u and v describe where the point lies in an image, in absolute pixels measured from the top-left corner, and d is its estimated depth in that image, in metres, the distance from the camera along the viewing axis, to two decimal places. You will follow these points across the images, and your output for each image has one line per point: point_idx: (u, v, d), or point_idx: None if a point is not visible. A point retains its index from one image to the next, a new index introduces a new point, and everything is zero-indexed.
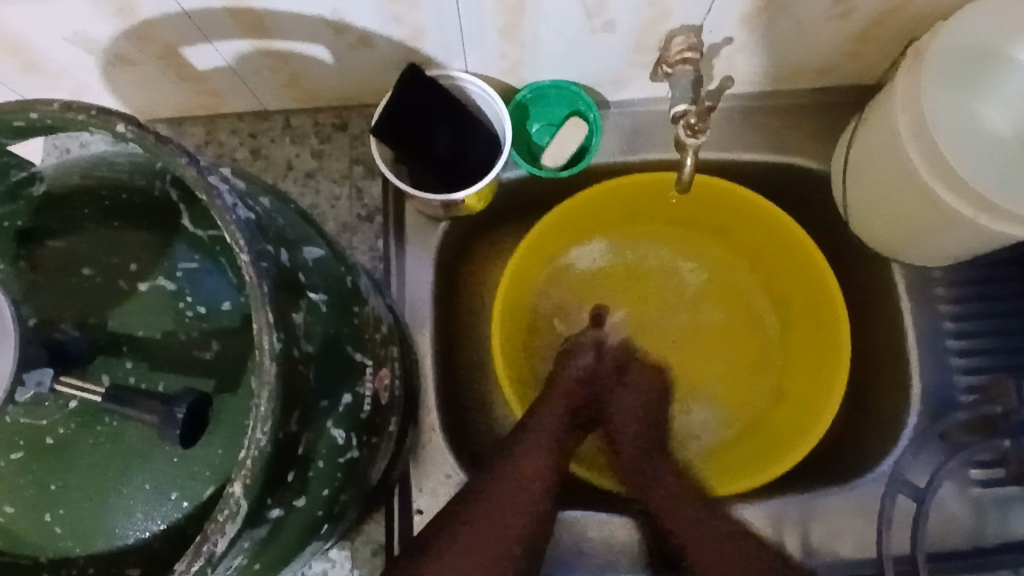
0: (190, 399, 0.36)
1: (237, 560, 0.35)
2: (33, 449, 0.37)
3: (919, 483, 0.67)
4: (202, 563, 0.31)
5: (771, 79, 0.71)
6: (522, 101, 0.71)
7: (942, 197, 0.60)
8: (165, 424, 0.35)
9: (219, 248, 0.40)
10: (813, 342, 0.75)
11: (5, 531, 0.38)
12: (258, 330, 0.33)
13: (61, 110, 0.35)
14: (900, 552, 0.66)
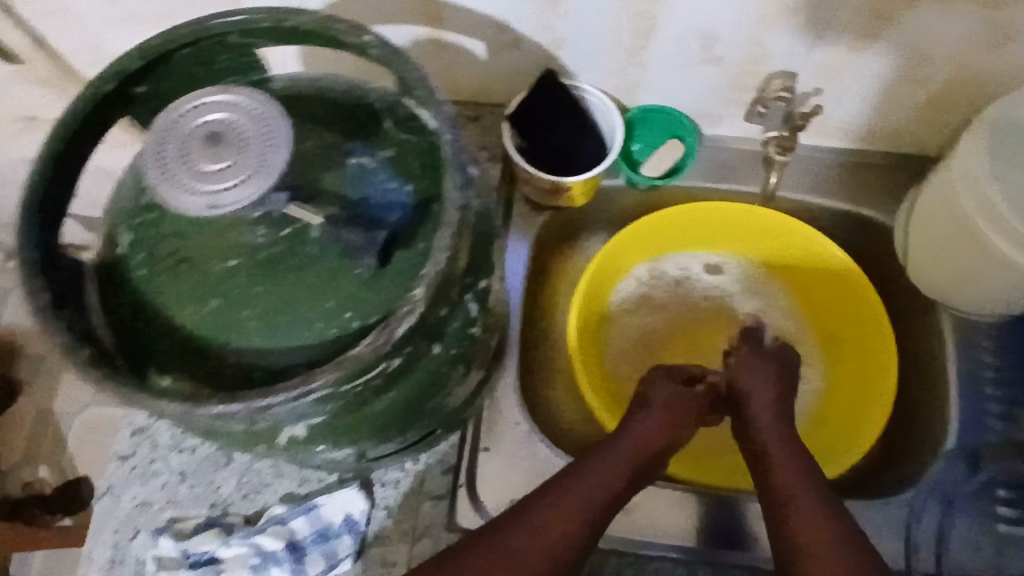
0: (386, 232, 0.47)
1: (396, 361, 0.45)
2: (248, 259, 0.46)
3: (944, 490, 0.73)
4: (384, 339, 0.41)
5: (849, 135, 0.82)
6: (630, 119, 0.81)
7: (990, 240, 0.68)
8: (366, 246, 0.46)
9: (408, 147, 0.51)
10: (862, 370, 0.82)
11: (207, 319, 0.46)
12: (450, 188, 0.44)
13: (325, 19, 0.48)
14: (923, 568, 0.70)
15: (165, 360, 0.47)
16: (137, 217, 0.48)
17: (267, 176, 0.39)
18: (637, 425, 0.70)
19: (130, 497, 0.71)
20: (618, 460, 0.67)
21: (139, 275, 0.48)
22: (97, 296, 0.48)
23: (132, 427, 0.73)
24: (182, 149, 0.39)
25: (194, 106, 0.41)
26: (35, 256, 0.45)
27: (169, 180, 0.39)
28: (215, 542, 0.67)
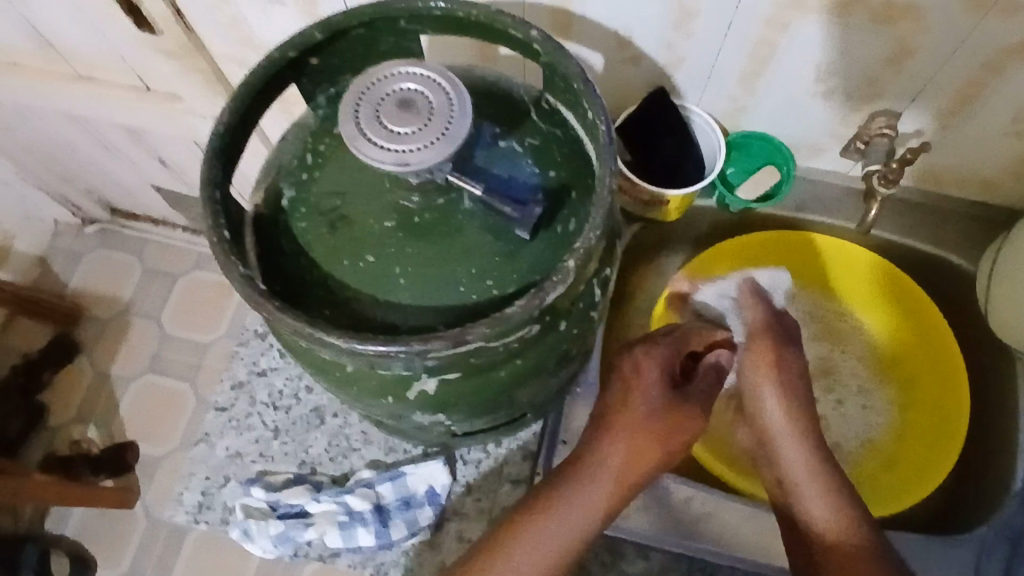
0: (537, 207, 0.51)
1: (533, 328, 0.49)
2: (403, 222, 0.50)
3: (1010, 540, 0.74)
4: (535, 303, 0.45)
5: (941, 181, 0.84)
6: (730, 143, 0.85)
7: None
8: (518, 219, 0.49)
9: (552, 137, 0.55)
10: (937, 412, 0.84)
11: (359, 273, 0.50)
12: (603, 175, 0.48)
13: (495, 12, 0.52)
14: None
15: (318, 305, 0.50)
16: (302, 175, 0.53)
17: (453, 142, 0.43)
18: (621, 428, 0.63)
19: (224, 447, 0.75)
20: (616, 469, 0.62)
21: (299, 228, 0.52)
22: (257, 244, 0.52)
23: (232, 381, 0.77)
24: (377, 110, 0.44)
25: (389, 73, 0.45)
26: (216, 196, 0.48)
27: (363, 135, 0.43)
28: (305, 497, 0.71)
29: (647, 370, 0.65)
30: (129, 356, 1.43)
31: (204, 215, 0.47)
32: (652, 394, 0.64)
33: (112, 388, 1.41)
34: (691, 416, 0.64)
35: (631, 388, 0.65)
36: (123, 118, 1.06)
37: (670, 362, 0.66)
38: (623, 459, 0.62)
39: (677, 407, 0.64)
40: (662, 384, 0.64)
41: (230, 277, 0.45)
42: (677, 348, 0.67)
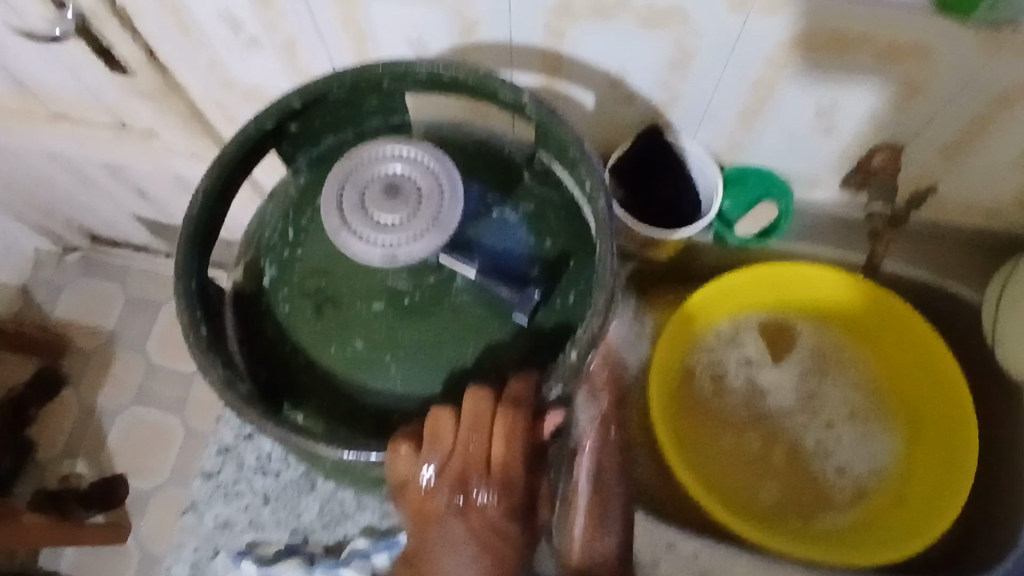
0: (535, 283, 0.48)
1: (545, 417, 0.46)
2: (393, 303, 0.47)
3: None
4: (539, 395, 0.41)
5: (943, 211, 0.82)
6: (726, 177, 0.82)
7: None
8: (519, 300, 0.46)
9: (549, 202, 0.52)
10: (943, 453, 0.81)
11: (349, 359, 0.47)
12: (605, 252, 0.45)
13: (486, 76, 0.49)
14: None
15: (304, 394, 0.48)
16: (284, 252, 0.50)
17: (444, 232, 0.40)
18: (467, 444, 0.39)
19: (213, 516, 0.71)
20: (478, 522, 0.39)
21: (282, 310, 0.49)
22: (238, 327, 0.49)
23: (218, 445, 0.73)
24: (363, 196, 0.41)
25: (374, 154, 0.42)
26: (192, 286, 0.45)
27: (348, 225, 0.40)
28: (298, 572, 0.66)
29: (432, 494, 0.39)
30: (115, 389, 1.40)
31: (178, 307, 0.44)
32: (457, 527, 0.39)
33: (100, 422, 1.38)
34: (522, 523, 0.40)
35: (422, 526, 0.40)
36: (101, 154, 1.02)
37: (468, 472, 0.39)
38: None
39: (498, 529, 0.39)
40: (475, 506, 0.39)
41: (208, 377, 0.42)
42: (470, 445, 0.39)
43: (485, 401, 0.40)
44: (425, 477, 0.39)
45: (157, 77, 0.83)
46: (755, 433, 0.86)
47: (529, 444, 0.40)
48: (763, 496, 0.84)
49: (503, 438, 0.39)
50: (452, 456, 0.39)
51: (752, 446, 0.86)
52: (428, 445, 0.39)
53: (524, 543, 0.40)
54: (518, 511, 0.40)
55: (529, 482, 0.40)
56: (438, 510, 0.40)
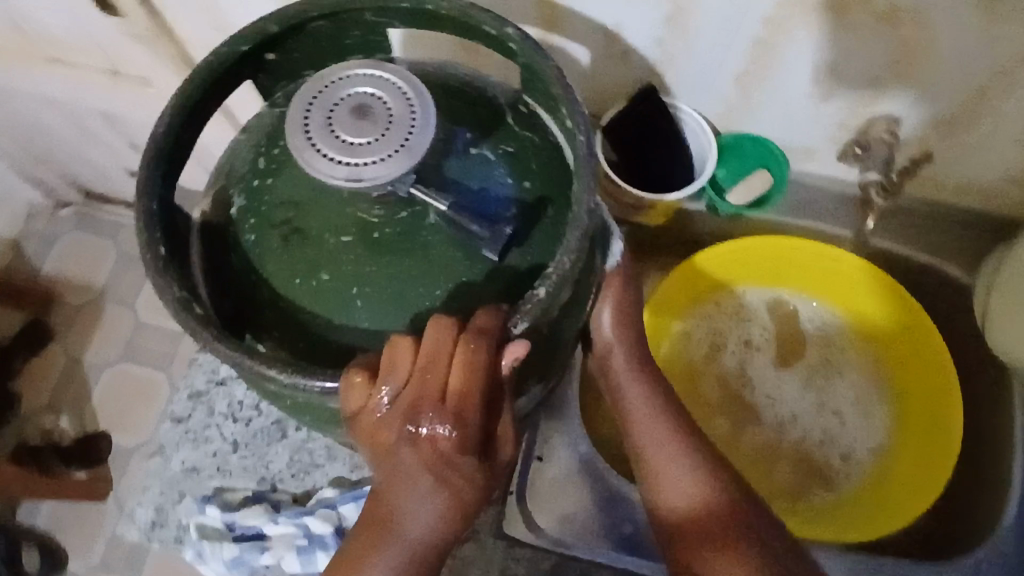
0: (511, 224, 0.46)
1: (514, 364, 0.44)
2: (361, 236, 0.46)
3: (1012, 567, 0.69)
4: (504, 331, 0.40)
5: (941, 190, 0.80)
6: (720, 144, 0.80)
7: None
8: (491, 238, 0.45)
9: (530, 145, 0.50)
10: (931, 439, 0.79)
11: (315, 292, 0.46)
12: (582, 191, 0.43)
13: (470, 6, 0.47)
14: None
15: (267, 326, 0.46)
16: (252, 181, 0.49)
17: (411, 156, 0.38)
18: (420, 379, 0.38)
19: (180, 461, 0.70)
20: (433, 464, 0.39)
21: (248, 240, 0.47)
22: (201, 256, 0.48)
23: (189, 389, 0.72)
24: (329, 117, 0.39)
25: (344, 75, 0.40)
26: (152, 206, 0.44)
27: (313, 145, 0.39)
28: (262, 519, 0.65)
29: (384, 424, 0.39)
30: (103, 343, 1.38)
31: (137, 227, 0.43)
32: (409, 456, 0.38)
33: (84, 376, 1.36)
34: (479, 457, 0.39)
35: (376, 453, 0.40)
36: (93, 99, 1.00)
37: (421, 402, 0.38)
38: (443, 517, 0.40)
39: (449, 461, 0.38)
40: (426, 437, 0.38)
41: (163, 298, 0.41)
42: (427, 376, 0.38)
43: (447, 331, 0.39)
44: (381, 405, 0.39)
45: (151, 21, 0.81)
46: (744, 408, 0.85)
47: (487, 381, 0.39)
48: (742, 472, 0.82)
49: (461, 372, 0.38)
50: (407, 384, 0.39)
51: (740, 421, 0.84)
52: (384, 373, 0.39)
53: (480, 478, 0.40)
54: (473, 446, 0.39)
55: (485, 417, 0.39)
56: (389, 450, 0.39)
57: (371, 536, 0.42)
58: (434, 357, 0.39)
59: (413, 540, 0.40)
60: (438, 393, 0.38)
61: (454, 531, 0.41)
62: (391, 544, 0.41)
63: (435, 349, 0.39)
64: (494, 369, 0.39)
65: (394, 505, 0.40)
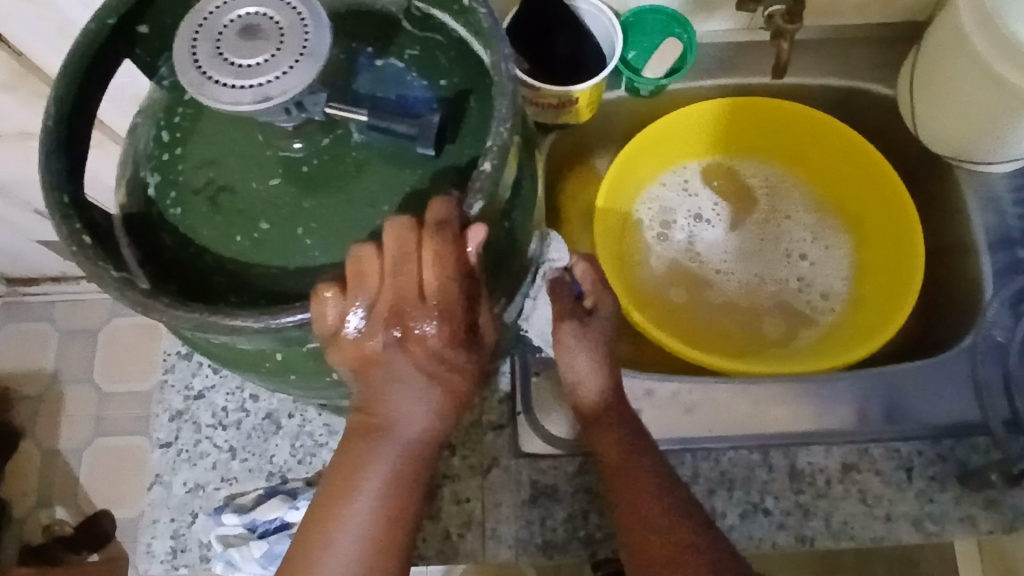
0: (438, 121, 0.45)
1: (484, 255, 0.44)
2: (290, 175, 0.44)
3: (1001, 338, 0.71)
4: (461, 215, 0.38)
5: (842, 12, 0.80)
6: (623, 24, 0.78)
7: (998, 72, 0.64)
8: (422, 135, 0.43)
9: (434, 42, 0.48)
10: (893, 250, 0.80)
11: (259, 244, 0.44)
12: (497, 60, 0.41)
13: None
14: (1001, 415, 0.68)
15: (223, 293, 0.44)
16: (163, 155, 0.46)
17: (315, 59, 0.37)
18: (397, 282, 0.37)
19: (182, 483, 0.67)
20: (427, 363, 0.39)
21: (176, 215, 0.45)
22: (130, 242, 0.45)
23: (168, 412, 0.69)
24: (218, 46, 0.37)
25: (221, 2, 0.38)
26: (64, 199, 0.41)
27: (210, 78, 0.37)
28: (282, 508, 0.64)
29: (366, 338, 0.38)
30: (73, 424, 1.33)
31: (54, 224, 0.40)
32: (400, 360, 0.38)
33: (66, 460, 1.31)
34: (468, 349, 0.39)
35: (364, 370, 0.39)
36: None
37: (401, 305, 0.37)
38: (437, 410, 0.41)
39: (442, 356, 0.38)
40: (416, 338, 0.38)
41: (104, 286, 0.39)
42: (400, 279, 0.37)
43: (407, 232, 0.37)
44: (354, 326, 0.37)
45: (11, 61, 0.72)
46: (714, 275, 0.86)
47: (462, 271, 0.38)
48: (726, 335, 0.83)
49: (432, 268, 0.37)
50: (381, 292, 0.37)
51: (714, 288, 0.85)
52: (354, 286, 0.37)
53: (473, 366, 0.40)
54: (462, 338, 0.39)
55: (470, 307, 0.39)
56: (380, 361, 0.38)
57: (362, 444, 0.42)
58: (403, 258, 0.37)
59: (415, 435, 0.41)
60: (414, 295, 0.37)
61: (447, 423, 0.42)
62: (386, 446, 0.41)
63: (403, 252, 0.37)
64: (465, 259, 0.38)
65: (387, 408, 0.41)
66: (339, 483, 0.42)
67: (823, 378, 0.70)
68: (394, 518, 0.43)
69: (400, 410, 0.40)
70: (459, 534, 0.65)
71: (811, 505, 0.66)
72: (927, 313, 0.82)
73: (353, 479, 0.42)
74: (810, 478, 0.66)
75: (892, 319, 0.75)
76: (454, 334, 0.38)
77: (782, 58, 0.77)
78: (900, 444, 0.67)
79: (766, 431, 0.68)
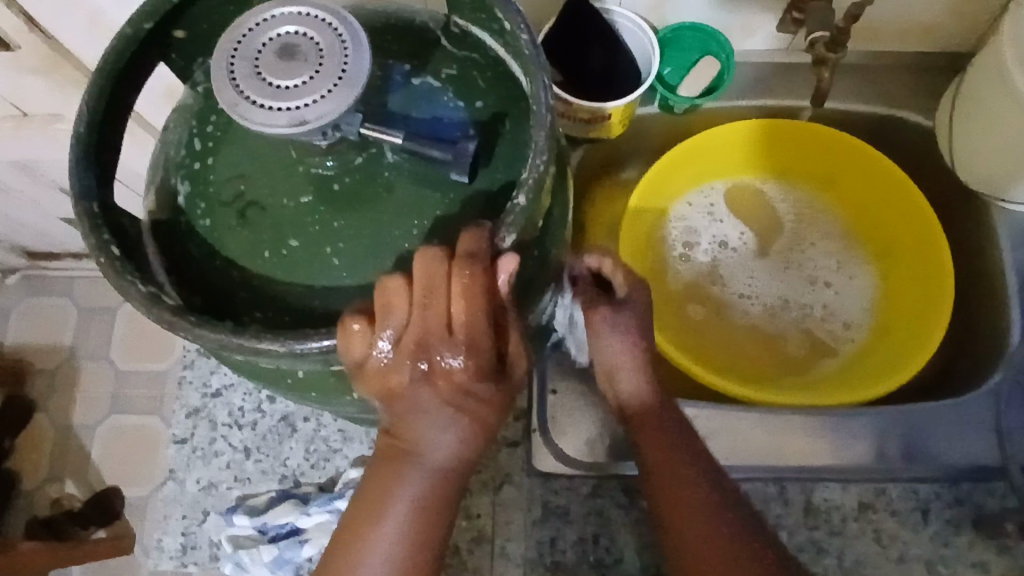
0: (472, 145, 0.44)
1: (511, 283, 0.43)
2: (321, 193, 0.43)
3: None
4: (493, 248, 0.38)
5: (884, 37, 0.78)
6: (660, 40, 0.77)
7: None
8: (455, 160, 0.42)
9: (472, 62, 0.47)
10: (922, 284, 0.79)
11: (287, 261, 0.43)
12: (536, 89, 0.41)
13: None
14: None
15: (247, 308, 0.43)
16: (193, 165, 0.46)
17: (352, 85, 0.36)
18: (427, 316, 0.37)
19: (195, 480, 0.68)
20: (453, 396, 0.38)
21: (204, 226, 0.45)
22: (159, 251, 0.45)
23: (185, 408, 0.70)
24: (256, 65, 0.37)
25: (261, 19, 0.38)
26: (94, 208, 0.41)
27: (245, 97, 0.36)
28: (294, 513, 0.64)
29: (393, 369, 0.37)
30: (88, 402, 1.34)
31: (84, 233, 0.41)
32: (425, 392, 0.38)
33: (80, 439, 1.32)
34: (494, 381, 0.39)
35: (389, 398, 0.38)
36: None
37: (427, 337, 0.37)
38: (463, 439, 0.40)
39: (467, 390, 0.38)
40: (441, 371, 0.37)
41: (131, 299, 0.39)
42: (427, 312, 0.37)
43: (438, 263, 0.37)
44: (383, 351, 0.37)
45: (44, 47, 0.71)
46: (738, 300, 0.85)
47: (490, 307, 0.37)
48: (747, 360, 0.83)
49: (461, 302, 0.37)
50: (409, 323, 0.37)
51: (738, 313, 0.84)
52: (381, 316, 0.37)
53: (499, 399, 0.39)
54: (489, 371, 0.38)
55: (496, 340, 0.38)
56: (406, 392, 0.38)
57: (389, 468, 0.42)
58: (433, 292, 0.36)
59: (440, 464, 0.41)
60: (444, 328, 0.37)
61: (475, 451, 0.41)
62: (412, 473, 0.42)
63: (434, 284, 0.37)
64: (496, 292, 0.37)
65: (415, 435, 0.40)
66: (368, 504, 0.43)
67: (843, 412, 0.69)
68: (421, 540, 0.43)
69: (426, 440, 0.40)
70: (468, 549, 0.65)
71: (824, 543, 0.65)
72: (954, 348, 0.80)
73: (380, 502, 0.43)
74: (825, 515, 0.66)
75: (917, 355, 0.73)
76: (481, 369, 0.38)
77: (819, 83, 0.75)
78: (917, 485, 0.66)
79: (782, 463, 0.67)
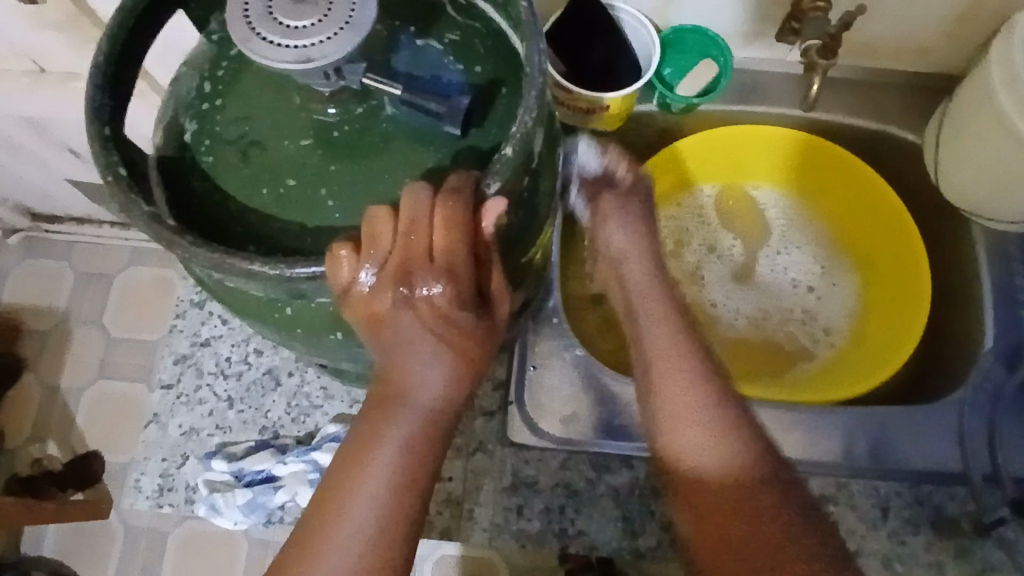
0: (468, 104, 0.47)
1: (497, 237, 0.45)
2: (320, 137, 0.46)
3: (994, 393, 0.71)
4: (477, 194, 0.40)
5: (879, 54, 0.81)
6: (663, 40, 0.79)
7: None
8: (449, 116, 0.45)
9: (474, 30, 0.50)
10: (901, 291, 0.81)
11: (284, 198, 0.45)
12: (531, 53, 0.43)
13: None
14: (983, 468, 0.69)
15: (241, 241, 0.46)
16: (202, 105, 0.48)
17: (357, 30, 0.39)
18: (414, 241, 0.39)
19: (177, 426, 0.70)
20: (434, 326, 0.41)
21: (207, 162, 0.47)
22: (161, 181, 0.47)
23: (173, 355, 0.71)
24: (269, 5, 0.39)
25: None
26: (106, 132, 0.44)
27: (256, 34, 0.39)
28: (271, 461, 0.67)
29: (376, 294, 0.40)
30: (77, 365, 1.35)
31: (93, 154, 0.43)
32: (407, 319, 0.40)
33: (66, 400, 1.33)
34: (475, 312, 0.42)
35: (373, 326, 0.41)
36: (8, 107, 0.94)
37: (410, 264, 0.39)
38: (449, 373, 0.42)
39: (448, 317, 0.40)
40: (422, 298, 0.40)
41: (134, 218, 0.42)
42: (411, 239, 0.39)
43: (422, 199, 0.39)
44: (367, 278, 0.40)
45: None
46: (723, 298, 0.87)
47: (471, 236, 0.40)
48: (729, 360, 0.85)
49: (443, 231, 0.39)
50: (394, 250, 0.40)
51: (721, 312, 0.87)
52: (367, 246, 0.39)
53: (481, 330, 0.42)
54: (468, 301, 0.41)
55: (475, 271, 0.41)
56: (390, 319, 0.40)
57: (379, 412, 0.44)
58: (418, 220, 0.39)
59: (423, 401, 0.43)
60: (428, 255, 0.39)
61: (461, 392, 0.44)
62: (403, 414, 0.43)
63: (423, 212, 0.39)
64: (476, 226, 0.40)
65: (401, 371, 0.43)
66: (353, 456, 0.44)
67: (813, 410, 0.71)
68: (408, 489, 0.44)
69: (411, 377, 0.42)
70: (438, 511, 0.68)
71: None
72: (929, 356, 0.82)
73: (366, 452, 0.44)
74: None
75: (888, 361, 0.76)
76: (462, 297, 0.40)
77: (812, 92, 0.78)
78: (879, 483, 0.69)
79: None
